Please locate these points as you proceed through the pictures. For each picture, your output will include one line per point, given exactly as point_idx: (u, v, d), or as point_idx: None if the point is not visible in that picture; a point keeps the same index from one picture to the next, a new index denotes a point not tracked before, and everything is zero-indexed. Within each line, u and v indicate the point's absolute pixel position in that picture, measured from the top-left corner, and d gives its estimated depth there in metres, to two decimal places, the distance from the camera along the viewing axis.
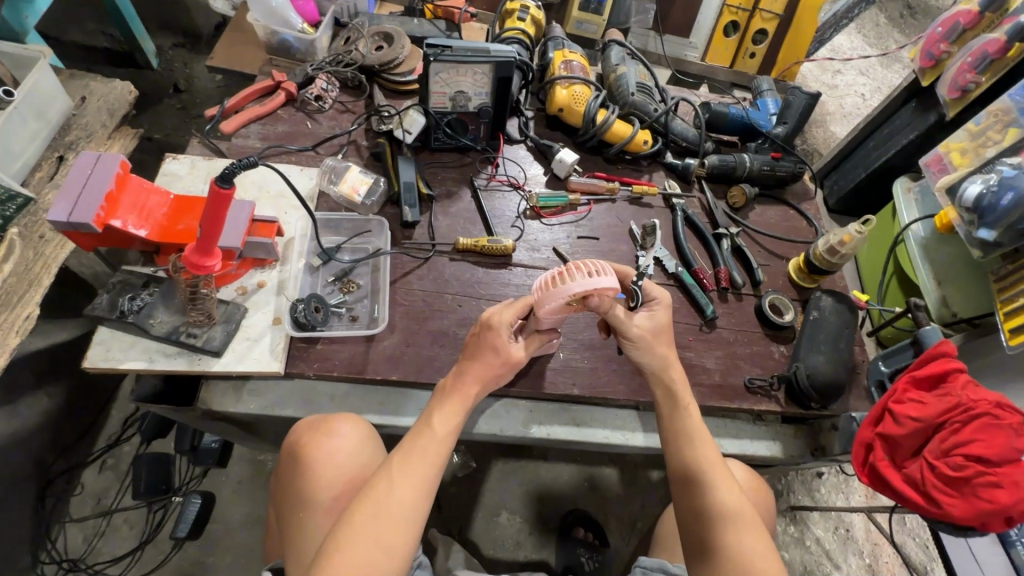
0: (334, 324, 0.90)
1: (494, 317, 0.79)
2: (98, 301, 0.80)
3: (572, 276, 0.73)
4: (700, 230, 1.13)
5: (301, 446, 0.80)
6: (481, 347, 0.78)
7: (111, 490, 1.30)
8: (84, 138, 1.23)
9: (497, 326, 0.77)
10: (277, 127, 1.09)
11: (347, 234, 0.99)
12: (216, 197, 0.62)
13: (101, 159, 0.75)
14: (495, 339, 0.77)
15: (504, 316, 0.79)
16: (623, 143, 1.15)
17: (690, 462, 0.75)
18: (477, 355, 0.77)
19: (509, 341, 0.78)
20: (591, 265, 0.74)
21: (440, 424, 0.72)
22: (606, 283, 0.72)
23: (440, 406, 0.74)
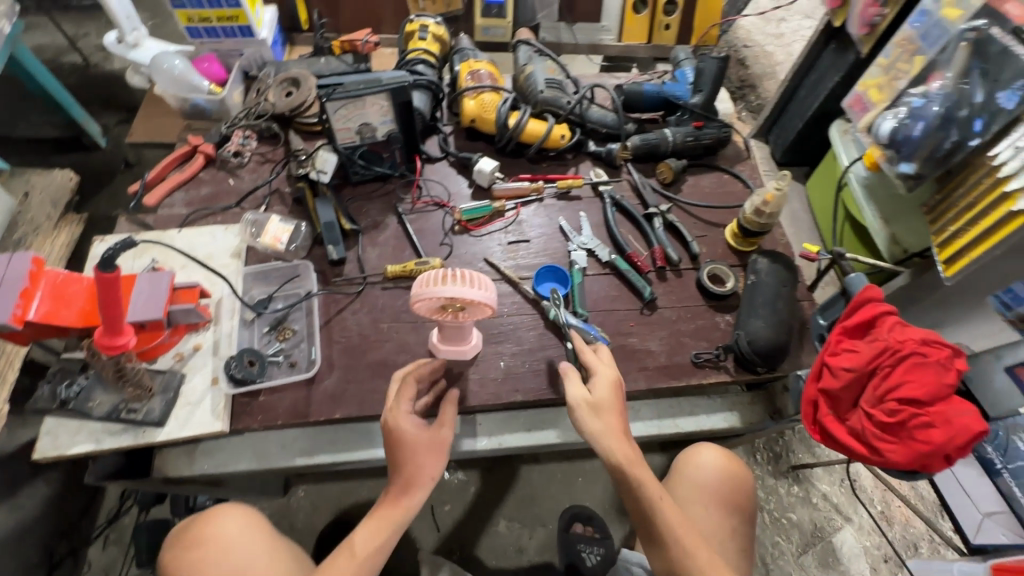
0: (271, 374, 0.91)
1: (390, 416, 0.80)
2: (40, 392, 0.83)
3: (450, 281, 0.74)
4: (630, 213, 1.13)
5: (182, 552, 0.83)
6: (392, 443, 0.78)
7: (118, 563, 1.34)
8: (31, 233, 1.28)
9: (396, 427, 0.78)
10: (199, 190, 1.11)
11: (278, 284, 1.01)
12: (105, 282, 0.64)
13: (14, 259, 0.79)
14: (406, 435, 0.78)
15: (401, 412, 0.80)
16: (540, 141, 1.15)
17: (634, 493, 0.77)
18: (400, 450, 0.78)
19: (412, 432, 0.78)
20: (468, 274, 0.76)
21: (399, 507, 0.77)
22: (477, 295, 0.73)
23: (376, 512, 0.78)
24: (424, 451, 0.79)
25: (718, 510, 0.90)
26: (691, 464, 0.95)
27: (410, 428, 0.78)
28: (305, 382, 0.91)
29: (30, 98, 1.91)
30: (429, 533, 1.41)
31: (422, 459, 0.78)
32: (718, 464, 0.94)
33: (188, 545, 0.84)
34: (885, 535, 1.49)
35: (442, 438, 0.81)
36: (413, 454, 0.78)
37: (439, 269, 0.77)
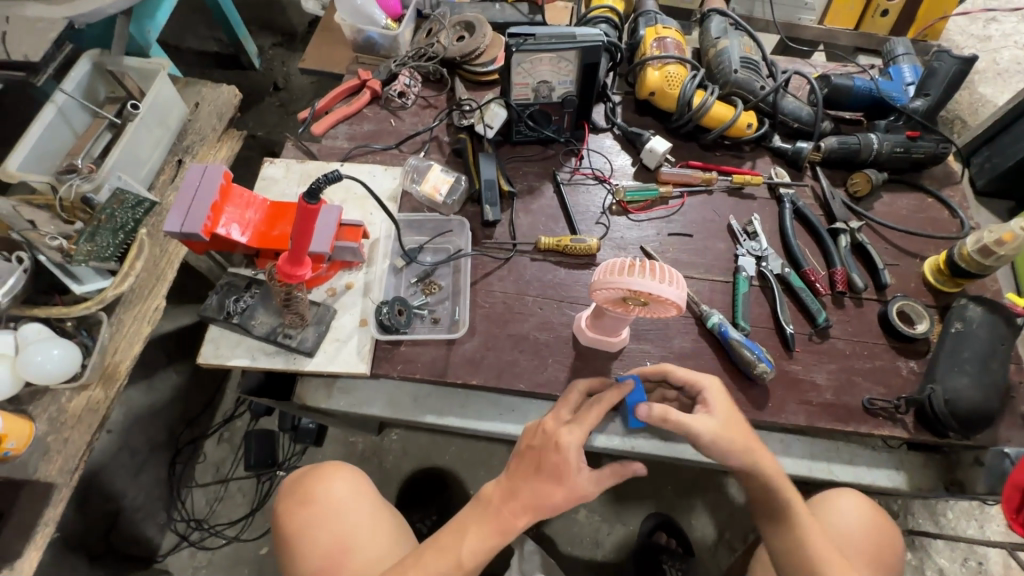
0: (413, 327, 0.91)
1: (566, 428, 0.69)
2: (209, 301, 0.86)
3: (638, 273, 0.68)
4: (813, 225, 0.99)
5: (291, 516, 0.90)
6: (551, 460, 0.68)
7: (227, 461, 1.45)
8: (198, 142, 1.33)
9: (571, 447, 0.68)
10: (362, 126, 1.10)
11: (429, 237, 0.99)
12: (305, 211, 0.63)
13: (207, 170, 0.80)
14: (561, 466, 0.68)
15: (570, 435, 0.69)
16: (724, 127, 1.04)
17: (803, 544, 0.73)
18: (552, 469, 0.68)
19: (579, 467, 0.68)
20: (661, 268, 0.68)
21: (493, 534, 0.70)
22: (671, 294, 0.66)
23: (472, 518, 0.72)
24: (542, 484, 0.68)
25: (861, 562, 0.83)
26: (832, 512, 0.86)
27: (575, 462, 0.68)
28: (446, 343, 0.89)
29: (199, 10, 2.00)
30: None
31: (551, 490, 0.68)
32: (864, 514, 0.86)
33: (299, 504, 0.90)
34: None
35: (587, 485, 0.68)
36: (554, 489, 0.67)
37: (624, 259, 0.71)
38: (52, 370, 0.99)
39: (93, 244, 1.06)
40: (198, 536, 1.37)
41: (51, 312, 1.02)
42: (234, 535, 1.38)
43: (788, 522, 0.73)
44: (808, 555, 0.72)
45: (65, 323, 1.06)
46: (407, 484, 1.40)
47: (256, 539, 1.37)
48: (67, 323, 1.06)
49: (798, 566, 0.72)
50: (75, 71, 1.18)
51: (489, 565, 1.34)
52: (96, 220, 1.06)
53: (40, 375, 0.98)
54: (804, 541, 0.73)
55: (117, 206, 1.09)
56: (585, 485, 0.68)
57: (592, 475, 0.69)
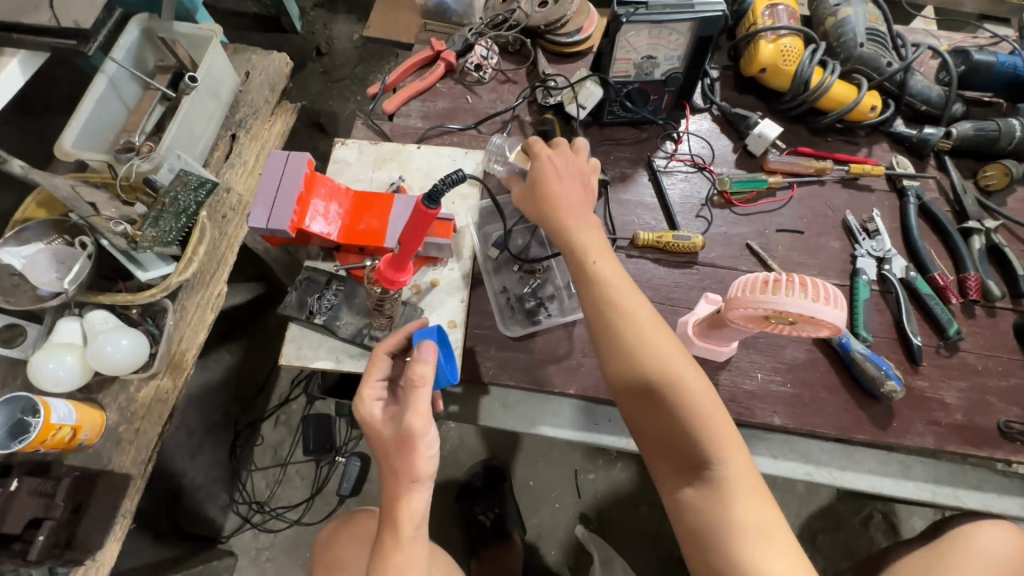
0: (522, 317, 0.86)
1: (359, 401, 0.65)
2: (288, 298, 0.80)
3: (787, 289, 0.60)
4: (941, 223, 0.89)
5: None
6: (382, 452, 0.62)
7: (285, 444, 1.43)
8: (252, 116, 1.25)
9: (365, 419, 0.63)
10: (437, 103, 1.01)
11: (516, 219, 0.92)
12: (422, 216, 0.56)
13: (291, 158, 0.74)
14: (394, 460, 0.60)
15: (369, 401, 0.64)
16: (844, 110, 0.92)
17: (688, 449, 0.59)
18: (388, 466, 0.61)
19: (386, 430, 0.61)
20: (815, 283, 0.60)
21: (398, 548, 0.59)
22: (834, 318, 0.58)
23: (379, 547, 0.61)
24: (398, 483, 0.60)
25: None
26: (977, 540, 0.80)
27: (380, 427, 0.62)
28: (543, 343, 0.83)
29: None
30: (570, 497, 1.36)
31: (408, 494, 0.60)
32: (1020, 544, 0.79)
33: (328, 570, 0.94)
34: None
35: (406, 469, 0.59)
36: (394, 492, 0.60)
37: (762, 272, 0.64)
38: (123, 360, 0.95)
39: (156, 228, 0.99)
40: (260, 518, 1.37)
41: (116, 299, 0.97)
42: (295, 518, 1.38)
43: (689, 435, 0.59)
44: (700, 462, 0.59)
45: (131, 311, 1.02)
46: (466, 473, 1.37)
47: (317, 523, 1.37)
48: (132, 310, 1.02)
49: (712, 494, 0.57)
50: (124, 37, 1.09)
51: (550, 558, 1.32)
52: (160, 203, 0.98)
53: (111, 366, 0.95)
54: (690, 456, 0.59)
55: (180, 189, 1.00)
56: (408, 470, 0.59)
57: (395, 440, 0.60)
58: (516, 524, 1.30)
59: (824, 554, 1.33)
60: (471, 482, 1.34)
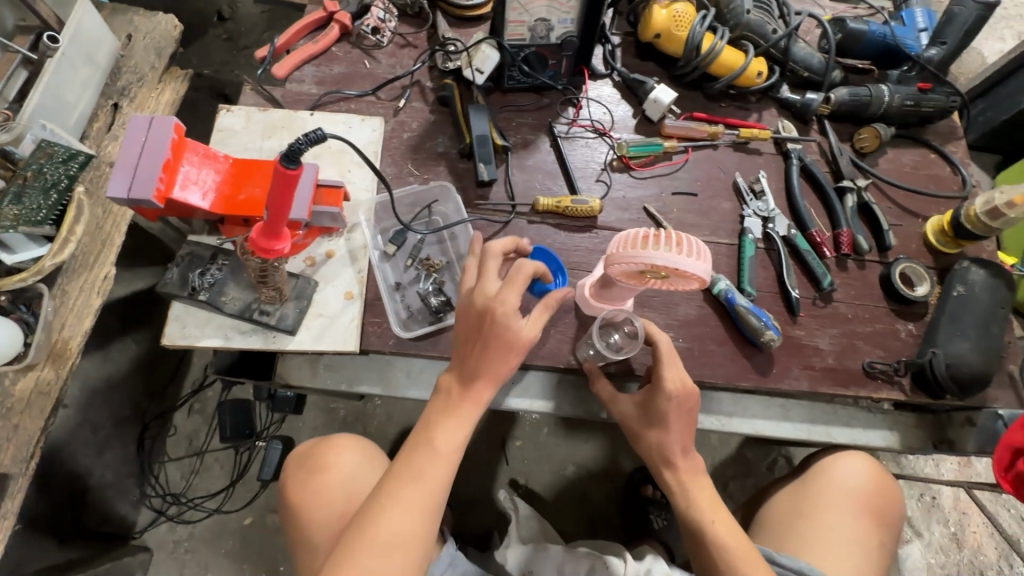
0: (419, 319, 0.83)
1: (495, 299, 0.65)
2: (169, 275, 0.76)
3: (658, 244, 0.63)
4: (820, 184, 0.95)
5: (300, 482, 0.88)
6: (496, 337, 0.64)
7: (201, 433, 1.38)
8: (136, 83, 1.15)
9: (503, 317, 0.64)
10: (332, 68, 0.97)
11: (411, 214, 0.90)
12: (281, 180, 0.53)
13: (155, 121, 0.68)
14: (500, 344, 0.64)
15: (508, 301, 0.65)
16: (733, 76, 0.96)
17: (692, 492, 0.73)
18: (508, 348, 0.65)
19: (522, 325, 0.65)
20: (684, 238, 0.63)
21: (440, 456, 0.65)
22: (696, 270, 0.61)
23: (439, 404, 0.67)
24: (508, 356, 0.65)
25: (866, 521, 0.86)
26: (833, 475, 0.89)
27: (519, 324, 0.65)
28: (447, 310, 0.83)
29: None
30: (499, 464, 1.39)
31: (506, 363, 0.65)
32: (869, 476, 0.89)
33: (308, 472, 0.88)
34: (952, 555, 1.46)
35: (523, 345, 0.66)
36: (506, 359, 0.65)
37: (639, 229, 0.66)
38: None
39: (19, 206, 0.90)
40: (176, 510, 1.32)
41: None
42: (215, 507, 1.33)
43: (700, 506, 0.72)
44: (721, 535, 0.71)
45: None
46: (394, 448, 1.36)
47: (239, 510, 1.33)
48: (0, 297, 0.92)
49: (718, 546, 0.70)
50: None
51: (480, 524, 1.34)
52: (19, 176, 0.89)
53: None
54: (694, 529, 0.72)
55: (44, 161, 0.92)
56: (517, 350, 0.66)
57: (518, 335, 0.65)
58: None
59: (735, 498, 1.43)
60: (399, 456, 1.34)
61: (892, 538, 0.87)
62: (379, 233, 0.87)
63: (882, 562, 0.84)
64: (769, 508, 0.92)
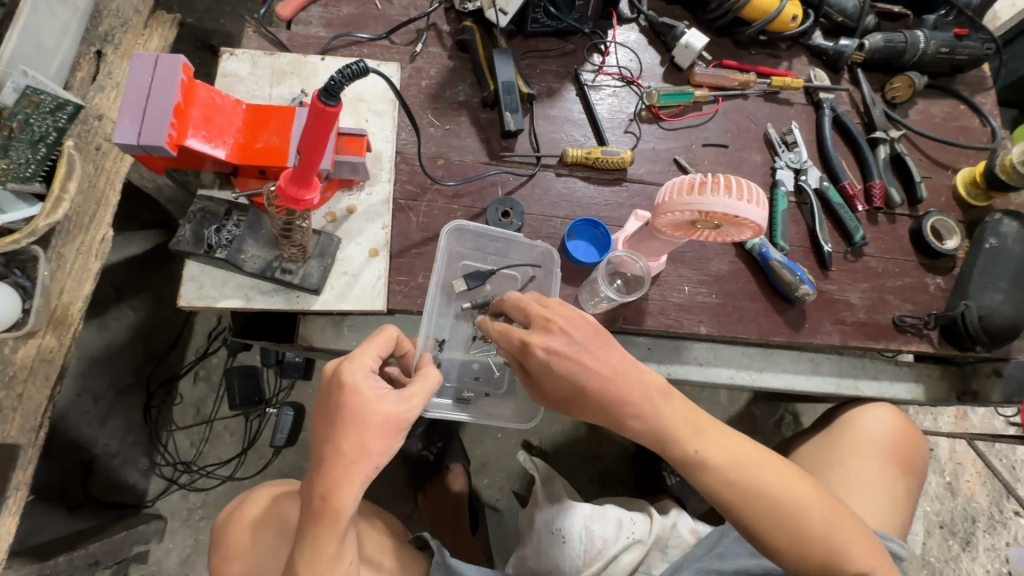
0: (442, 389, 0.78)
1: (346, 364, 0.59)
2: (181, 232, 0.71)
3: (715, 189, 0.60)
4: (853, 135, 0.93)
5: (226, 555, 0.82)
6: (343, 425, 0.57)
7: (208, 401, 1.35)
8: (120, 28, 1.00)
9: (351, 386, 0.58)
10: (341, 9, 0.90)
11: (494, 263, 0.80)
12: (318, 117, 0.49)
13: (162, 61, 0.63)
14: (349, 440, 0.56)
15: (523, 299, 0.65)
16: (768, 20, 0.92)
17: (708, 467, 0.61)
18: (333, 446, 0.57)
19: (376, 412, 0.57)
20: (739, 180, 0.61)
21: (327, 536, 0.57)
22: (753, 215, 0.58)
23: (307, 532, 0.58)
24: (351, 469, 0.57)
25: (892, 468, 0.87)
26: (859, 427, 0.89)
27: (371, 401, 0.57)
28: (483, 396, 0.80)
29: None
30: (512, 427, 1.38)
31: (351, 478, 0.57)
32: (894, 425, 0.88)
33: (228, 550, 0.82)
34: (947, 503, 1.52)
35: (375, 453, 0.57)
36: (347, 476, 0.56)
37: (689, 176, 0.63)
38: None
39: (7, 159, 0.81)
40: (187, 478, 1.30)
41: None
42: (228, 475, 1.31)
43: (725, 480, 0.61)
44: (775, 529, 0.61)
45: None
46: None
47: (252, 477, 1.32)
48: None
49: (783, 531, 0.60)
50: None
51: (495, 485, 1.35)
52: (5, 126, 0.80)
53: None
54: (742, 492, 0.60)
55: (30, 110, 0.82)
56: (372, 452, 0.57)
57: (385, 421, 0.57)
58: (459, 457, 1.30)
59: None
60: None
61: (916, 484, 0.88)
62: (451, 272, 0.78)
63: (906, 505, 0.86)
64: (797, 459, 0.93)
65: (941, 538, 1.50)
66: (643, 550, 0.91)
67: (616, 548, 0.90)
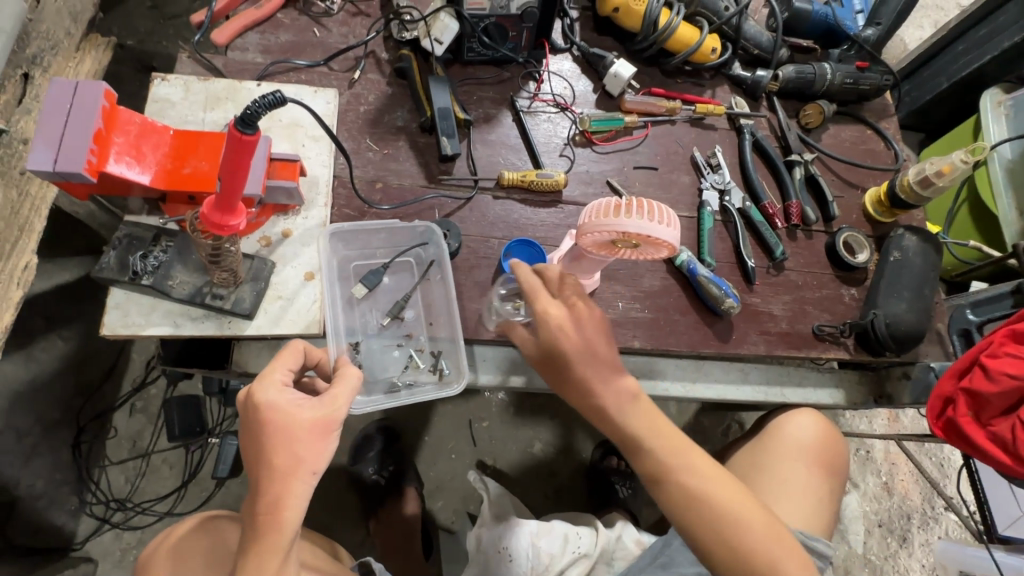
0: (373, 387, 0.79)
1: (257, 385, 0.60)
2: (104, 259, 0.70)
3: (630, 211, 0.63)
4: (771, 158, 0.99)
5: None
6: (271, 439, 0.58)
7: (145, 433, 1.28)
8: (49, 50, 0.96)
9: (268, 405, 0.59)
10: (278, 36, 0.91)
11: (384, 255, 0.84)
12: (237, 145, 0.49)
13: (81, 87, 0.62)
14: (279, 452, 0.58)
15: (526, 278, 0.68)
16: (689, 51, 0.98)
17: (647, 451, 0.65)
18: (266, 460, 0.58)
19: (300, 420, 0.59)
20: (654, 203, 0.64)
21: (269, 546, 0.57)
22: (666, 236, 0.62)
23: (251, 547, 0.58)
24: (289, 480, 0.58)
25: (815, 470, 0.91)
26: (785, 431, 0.93)
27: (293, 412, 0.59)
28: (421, 385, 0.80)
29: None
30: (465, 447, 1.38)
31: (292, 488, 0.58)
32: (817, 429, 0.93)
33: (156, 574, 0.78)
34: (884, 502, 1.60)
35: (307, 460, 0.58)
36: (286, 487, 0.57)
37: (609, 198, 0.67)
38: None
39: None
40: (121, 517, 1.23)
41: None
42: (165, 511, 1.25)
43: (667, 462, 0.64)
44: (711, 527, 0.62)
45: None
46: (356, 436, 1.33)
47: (192, 512, 1.25)
48: None
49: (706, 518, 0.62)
50: None
51: (449, 507, 1.33)
52: None
53: None
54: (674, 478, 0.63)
55: None
56: (305, 459, 0.58)
57: (313, 426, 0.59)
58: (412, 479, 1.28)
59: None
60: (361, 445, 1.30)
61: (838, 484, 0.93)
62: (346, 276, 0.82)
63: (830, 505, 0.91)
64: (731, 464, 0.97)
65: (880, 536, 1.57)
66: (589, 564, 0.93)
67: (562, 564, 0.91)
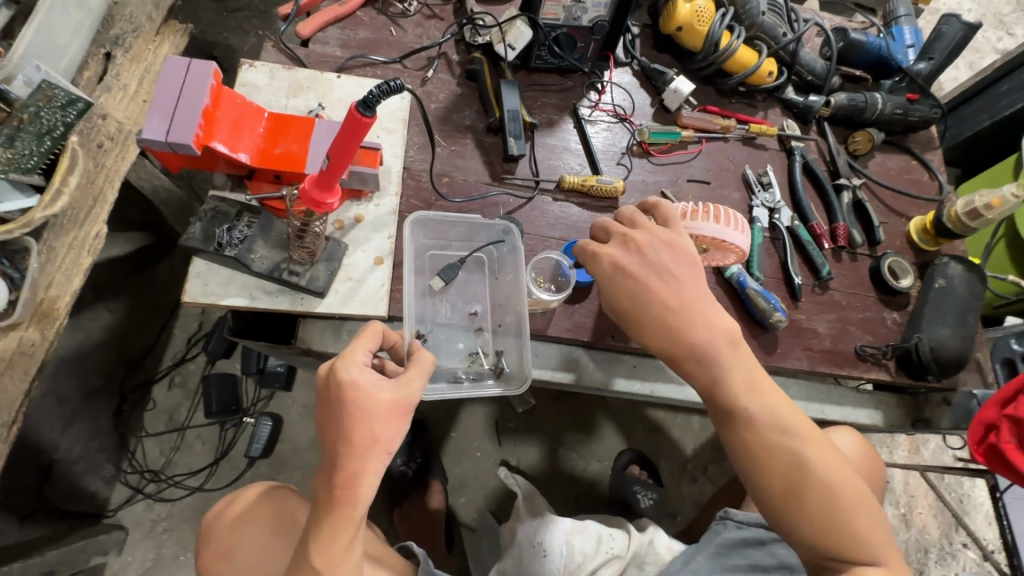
0: (437, 375, 0.80)
1: (339, 363, 0.60)
2: (191, 229, 0.73)
3: None
4: (820, 180, 1.02)
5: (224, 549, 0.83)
6: (351, 418, 0.58)
7: (183, 407, 1.31)
8: (131, 33, 0.97)
9: (349, 383, 0.59)
10: (357, 32, 0.95)
11: (460, 247, 0.85)
12: (353, 125, 0.52)
13: (194, 66, 0.66)
14: (359, 430, 0.58)
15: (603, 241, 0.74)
16: (746, 73, 1.01)
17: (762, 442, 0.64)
18: (344, 437, 0.58)
19: (379, 401, 0.59)
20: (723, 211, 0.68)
21: (342, 521, 0.58)
22: None
23: (323, 521, 0.58)
24: (365, 457, 0.58)
25: None
26: None
27: (372, 393, 0.59)
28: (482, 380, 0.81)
29: None
30: (491, 445, 1.39)
31: (368, 466, 0.58)
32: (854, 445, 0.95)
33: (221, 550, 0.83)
34: (901, 533, 1.60)
35: (384, 440, 0.59)
36: (364, 463, 0.57)
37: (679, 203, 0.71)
38: None
39: (11, 149, 0.76)
40: (154, 488, 1.25)
41: None
42: (197, 486, 1.27)
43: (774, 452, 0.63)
44: (785, 494, 0.63)
45: None
46: None
47: (222, 488, 1.28)
48: None
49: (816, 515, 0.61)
50: None
51: (472, 504, 1.35)
52: (15, 120, 0.75)
53: None
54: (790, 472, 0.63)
55: (41, 105, 0.78)
56: (383, 438, 0.59)
57: (391, 407, 0.59)
58: (438, 473, 1.30)
59: (714, 481, 1.46)
60: None
61: None
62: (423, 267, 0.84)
63: None
64: None
65: None
66: (621, 565, 0.95)
67: (596, 563, 0.93)
